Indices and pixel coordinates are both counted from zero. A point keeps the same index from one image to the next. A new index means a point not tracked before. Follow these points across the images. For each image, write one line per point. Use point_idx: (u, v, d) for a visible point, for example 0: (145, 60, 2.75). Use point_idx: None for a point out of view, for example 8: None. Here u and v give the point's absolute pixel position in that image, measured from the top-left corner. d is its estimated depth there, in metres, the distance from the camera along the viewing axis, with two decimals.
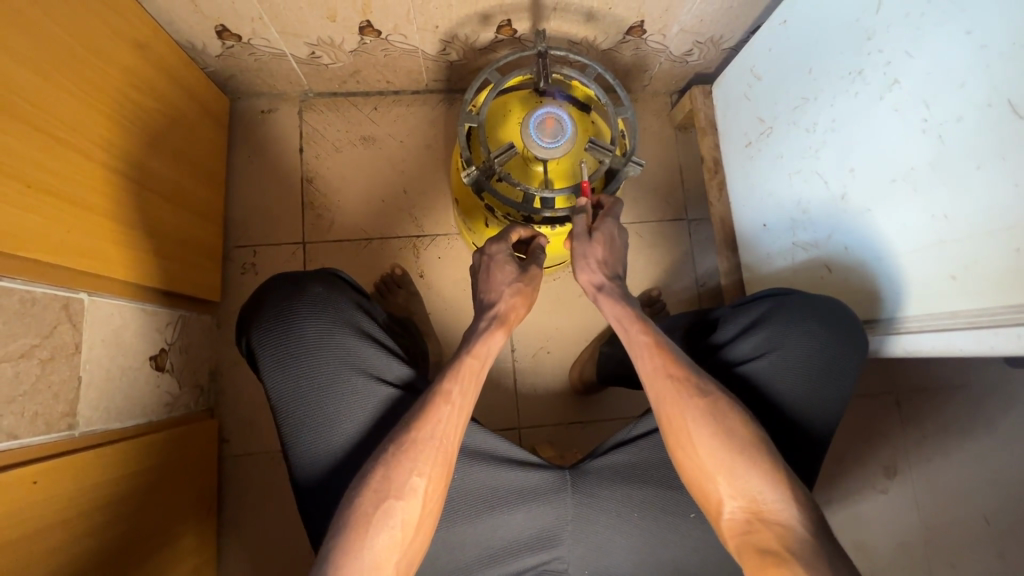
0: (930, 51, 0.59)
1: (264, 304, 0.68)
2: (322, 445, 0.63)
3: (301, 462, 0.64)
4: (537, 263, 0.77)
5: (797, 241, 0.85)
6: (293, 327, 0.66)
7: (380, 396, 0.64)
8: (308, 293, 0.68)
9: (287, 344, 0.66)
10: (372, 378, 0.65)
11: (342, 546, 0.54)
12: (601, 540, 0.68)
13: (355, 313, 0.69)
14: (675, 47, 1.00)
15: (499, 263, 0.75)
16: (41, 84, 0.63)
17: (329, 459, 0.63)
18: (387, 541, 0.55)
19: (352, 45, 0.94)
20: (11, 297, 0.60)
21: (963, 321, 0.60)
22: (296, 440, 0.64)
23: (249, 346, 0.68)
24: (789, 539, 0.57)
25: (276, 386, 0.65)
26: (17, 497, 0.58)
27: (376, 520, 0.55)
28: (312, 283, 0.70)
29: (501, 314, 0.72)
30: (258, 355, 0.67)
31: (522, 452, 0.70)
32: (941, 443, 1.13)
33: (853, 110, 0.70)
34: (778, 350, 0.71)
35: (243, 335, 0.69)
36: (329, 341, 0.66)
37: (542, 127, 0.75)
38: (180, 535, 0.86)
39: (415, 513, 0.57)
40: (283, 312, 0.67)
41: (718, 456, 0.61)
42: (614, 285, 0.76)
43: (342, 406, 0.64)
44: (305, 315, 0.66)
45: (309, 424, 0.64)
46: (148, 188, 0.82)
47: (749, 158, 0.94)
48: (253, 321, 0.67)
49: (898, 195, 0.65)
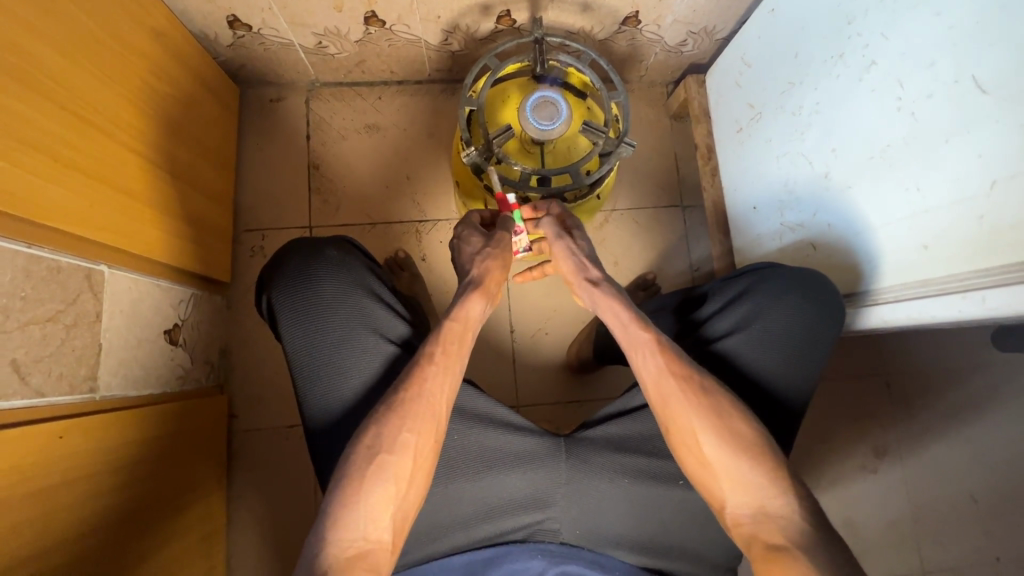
0: (904, 33, 0.62)
1: (281, 266, 0.72)
2: (329, 397, 0.67)
3: (308, 413, 0.68)
4: (506, 229, 0.81)
5: (785, 222, 0.88)
6: (307, 286, 0.70)
7: (384, 354, 0.68)
8: (322, 256, 0.72)
9: (305, 301, 0.70)
10: (380, 337, 0.69)
11: (340, 499, 0.58)
12: (593, 502, 0.71)
13: (367, 276, 0.73)
14: (669, 37, 1.04)
15: (469, 238, 0.82)
16: (67, 66, 0.67)
17: (334, 412, 0.67)
18: (381, 494, 0.59)
19: (358, 35, 0.98)
20: (39, 265, 0.64)
21: (934, 289, 0.63)
22: (305, 393, 0.68)
23: (265, 305, 0.72)
24: (784, 523, 0.60)
25: (293, 339, 0.69)
26: (45, 450, 0.62)
27: (370, 475, 0.59)
28: (329, 248, 0.74)
29: (475, 280, 0.76)
30: (273, 312, 0.71)
31: (519, 419, 0.74)
32: (928, 424, 1.16)
33: (835, 92, 0.74)
34: (753, 322, 0.75)
35: (262, 294, 0.73)
36: (339, 300, 0.70)
37: (538, 109, 0.79)
38: (191, 502, 0.90)
39: (408, 467, 0.61)
40: (301, 271, 0.71)
41: (695, 416, 0.65)
42: (608, 284, 0.79)
43: (351, 361, 0.68)
44: (318, 276, 0.71)
45: (322, 377, 0.67)
46: (163, 169, 0.86)
47: (740, 143, 0.97)
48: (273, 280, 0.72)
49: (876, 170, 0.68)
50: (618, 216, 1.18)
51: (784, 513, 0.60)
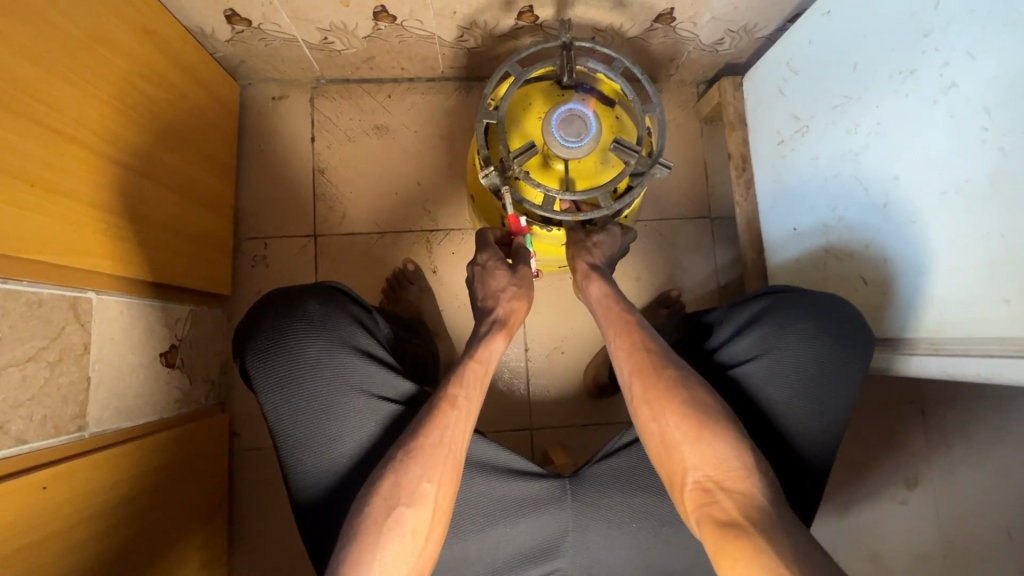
0: (996, 52, 0.55)
1: (259, 324, 0.68)
2: (324, 463, 0.64)
3: (301, 481, 0.65)
4: (525, 262, 0.79)
5: (829, 248, 0.81)
6: (287, 349, 0.66)
7: (382, 414, 0.65)
8: (302, 313, 0.68)
9: (286, 367, 0.66)
10: (373, 397, 0.66)
11: (353, 552, 0.55)
12: (604, 553, 0.66)
13: (353, 329, 0.68)
14: (706, 36, 0.94)
15: (492, 269, 0.78)
16: (41, 75, 0.61)
17: (331, 478, 0.64)
18: (398, 549, 0.56)
19: (366, 31, 0.90)
20: (16, 300, 0.59)
21: (1012, 350, 0.57)
22: (296, 460, 0.65)
23: (245, 367, 0.67)
24: None
25: (276, 407, 0.65)
26: (24, 506, 0.57)
27: (387, 529, 0.56)
28: (309, 301, 0.69)
29: (501, 318, 0.76)
30: (254, 376, 0.66)
31: (523, 462, 0.68)
32: (967, 454, 1.09)
33: (901, 114, 0.66)
34: (772, 356, 0.67)
35: (238, 355, 0.69)
36: (331, 361, 0.66)
37: (565, 124, 0.70)
38: (190, 531, 0.86)
39: (426, 519, 0.57)
40: (280, 334, 0.67)
41: (672, 414, 0.62)
42: (601, 271, 0.79)
43: (343, 426, 0.65)
44: (297, 338, 0.66)
45: (312, 445, 0.64)
46: (156, 181, 0.80)
47: (781, 157, 0.88)
48: (249, 342, 0.67)
49: (948, 207, 0.61)
50: (641, 227, 1.09)
51: (771, 517, 0.55)
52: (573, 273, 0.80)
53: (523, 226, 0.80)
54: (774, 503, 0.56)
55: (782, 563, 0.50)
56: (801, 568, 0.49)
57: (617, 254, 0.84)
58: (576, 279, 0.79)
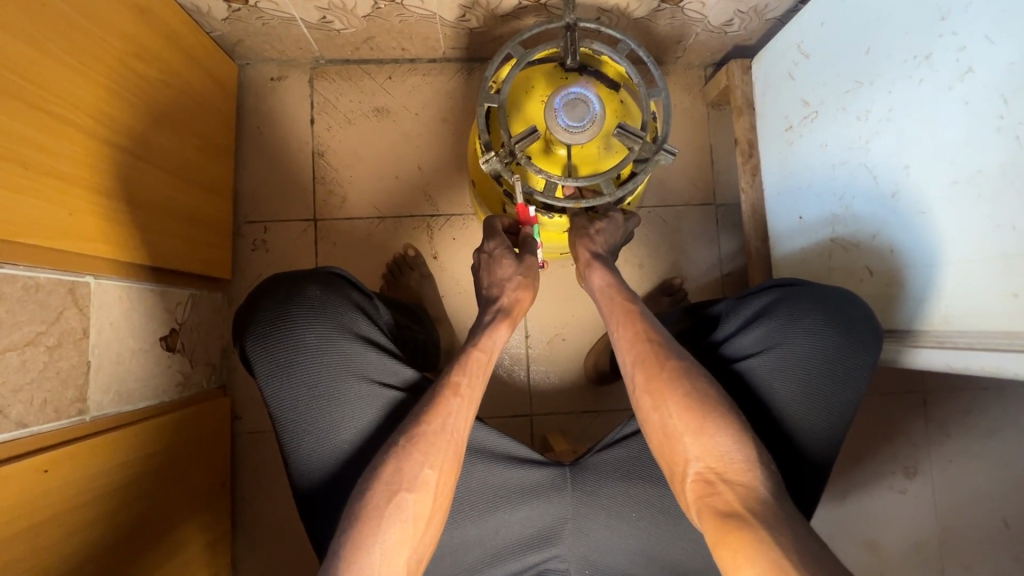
0: (1013, 36, 0.53)
1: (258, 309, 0.68)
2: (326, 448, 0.65)
3: (303, 466, 0.65)
4: (531, 252, 0.78)
5: (836, 237, 0.79)
6: (287, 335, 0.66)
7: (384, 400, 0.65)
8: (301, 299, 0.67)
9: (286, 353, 0.65)
10: (374, 383, 0.66)
11: (354, 537, 0.55)
12: (602, 541, 0.67)
13: (353, 316, 0.68)
14: (715, 17, 0.91)
15: (499, 258, 0.77)
16: (35, 56, 0.60)
17: (333, 463, 0.65)
18: (399, 535, 0.56)
19: (365, 10, 0.87)
20: (13, 285, 0.59)
21: (1018, 344, 0.57)
22: (297, 446, 0.65)
23: (245, 352, 0.67)
24: None
25: (276, 392, 0.65)
26: (25, 490, 0.58)
27: (388, 513, 0.56)
28: (308, 286, 0.69)
29: (504, 308, 0.75)
30: (255, 361, 0.66)
31: (524, 450, 0.68)
32: (966, 445, 1.08)
33: (913, 100, 0.64)
34: (778, 350, 0.67)
35: (238, 340, 0.69)
36: (332, 347, 0.66)
37: (568, 108, 0.69)
38: (192, 513, 0.87)
39: (426, 505, 0.58)
40: (279, 319, 0.66)
41: (672, 404, 0.62)
42: (605, 260, 0.78)
43: (345, 412, 0.65)
44: (297, 324, 0.66)
45: (314, 431, 0.65)
46: (153, 164, 0.79)
47: (788, 143, 0.86)
48: (249, 327, 0.67)
49: (959, 197, 0.60)
50: (645, 214, 1.08)
51: (770, 507, 0.55)
52: (574, 261, 0.79)
53: (532, 215, 0.78)
54: (776, 496, 0.56)
55: (782, 554, 0.50)
56: (798, 559, 0.49)
57: (620, 241, 0.83)
58: (579, 267, 0.79)
